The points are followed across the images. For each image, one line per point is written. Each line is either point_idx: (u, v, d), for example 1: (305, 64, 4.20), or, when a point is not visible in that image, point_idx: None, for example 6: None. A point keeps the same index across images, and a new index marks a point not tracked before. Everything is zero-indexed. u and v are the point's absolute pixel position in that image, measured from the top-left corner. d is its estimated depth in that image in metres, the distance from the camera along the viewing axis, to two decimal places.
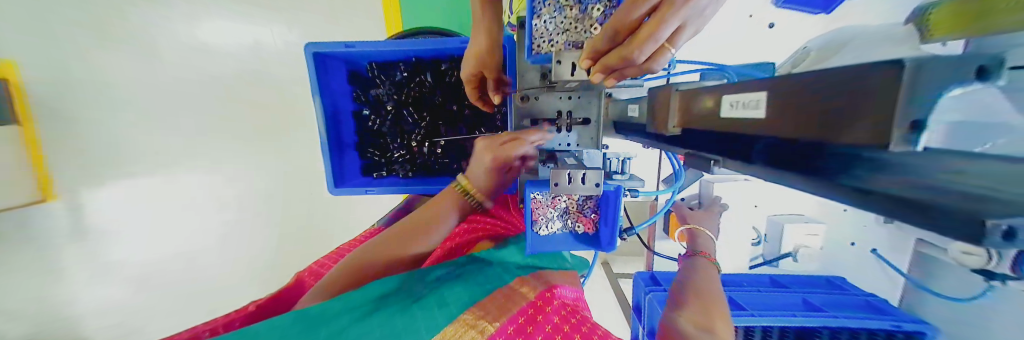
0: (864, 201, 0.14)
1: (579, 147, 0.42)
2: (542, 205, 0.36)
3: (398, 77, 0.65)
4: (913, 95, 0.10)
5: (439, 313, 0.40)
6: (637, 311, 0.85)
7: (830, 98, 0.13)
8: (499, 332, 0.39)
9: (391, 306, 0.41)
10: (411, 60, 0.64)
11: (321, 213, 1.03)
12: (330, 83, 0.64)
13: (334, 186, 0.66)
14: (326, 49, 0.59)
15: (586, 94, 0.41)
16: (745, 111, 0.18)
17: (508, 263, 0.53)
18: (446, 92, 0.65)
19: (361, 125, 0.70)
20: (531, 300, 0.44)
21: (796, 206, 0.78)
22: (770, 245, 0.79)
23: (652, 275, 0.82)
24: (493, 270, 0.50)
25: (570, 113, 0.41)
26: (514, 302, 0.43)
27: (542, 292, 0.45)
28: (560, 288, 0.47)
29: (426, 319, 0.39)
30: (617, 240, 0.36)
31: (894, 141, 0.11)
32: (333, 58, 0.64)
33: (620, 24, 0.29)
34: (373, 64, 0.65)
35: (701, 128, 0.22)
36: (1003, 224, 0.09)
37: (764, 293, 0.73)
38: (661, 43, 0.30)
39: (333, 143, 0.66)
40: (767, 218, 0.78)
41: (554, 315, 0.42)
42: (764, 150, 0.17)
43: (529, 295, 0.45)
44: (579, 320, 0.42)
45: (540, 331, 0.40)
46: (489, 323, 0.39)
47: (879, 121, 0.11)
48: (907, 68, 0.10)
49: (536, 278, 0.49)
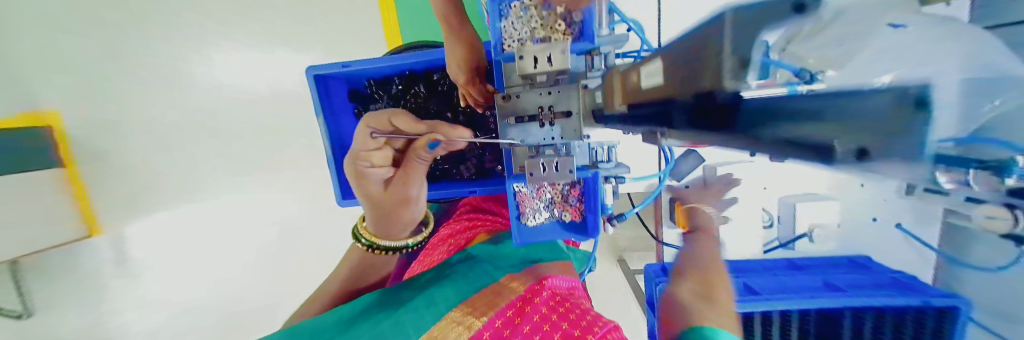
0: (774, 146, 0.13)
1: (565, 140, 0.43)
2: (527, 197, 0.38)
3: (394, 90, 0.69)
4: (739, 39, 0.11)
5: (426, 313, 0.44)
6: (649, 305, 0.83)
7: (693, 55, 0.14)
8: (485, 328, 0.41)
9: (381, 312, 0.46)
10: (405, 73, 0.68)
11: (336, 232, 1.06)
12: (332, 101, 0.68)
13: (342, 198, 0.69)
14: (326, 71, 0.63)
15: (565, 88, 0.41)
16: (653, 78, 0.19)
17: (500, 257, 0.54)
18: (440, 101, 0.67)
19: None
20: (520, 294, 0.45)
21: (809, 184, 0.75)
22: (784, 227, 0.76)
23: (663, 267, 0.81)
24: (482, 267, 0.52)
25: (552, 108, 0.42)
26: (501, 298, 0.45)
27: (530, 286, 0.46)
28: (553, 277, 0.48)
29: (413, 321, 0.43)
30: (603, 225, 0.37)
31: (730, 78, 0.12)
32: (334, 79, 0.68)
33: None
34: (371, 80, 0.70)
35: (636, 102, 0.21)
36: (853, 145, 0.10)
37: (780, 277, 0.71)
38: None
39: (340, 157, 0.69)
40: (779, 200, 0.76)
41: (543, 306, 0.43)
42: (682, 116, 0.16)
43: (519, 290, 0.46)
44: (567, 308, 0.42)
45: (527, 322, 0.41)
46: (476, 319, 0.42)
47: (721, 63, 0.12)
48: (733, 14, 0.12)
49: (528, 273, 0.50)
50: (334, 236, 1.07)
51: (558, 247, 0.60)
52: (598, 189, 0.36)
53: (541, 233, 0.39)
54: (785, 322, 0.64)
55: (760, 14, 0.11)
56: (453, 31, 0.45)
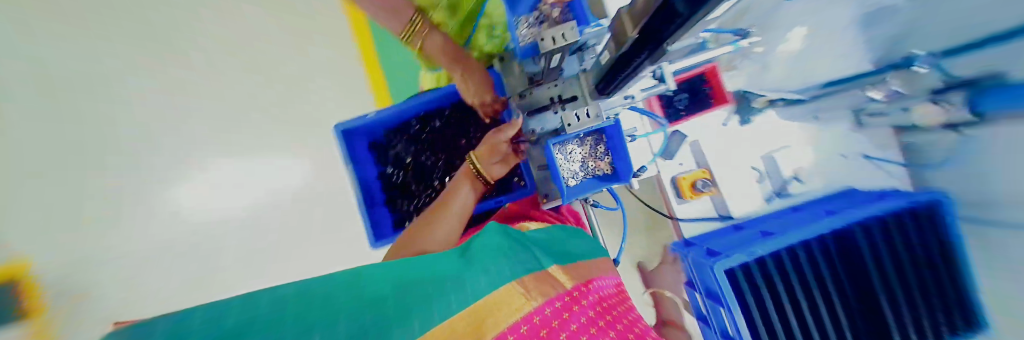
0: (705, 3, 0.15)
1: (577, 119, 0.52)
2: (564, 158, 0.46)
3: (411, 132, 0.77)
4: None
5: (456, 298, 0.35)
6: (688, 283, 0.85)
7: None
8: (535, 313, 0.36)
9: (416, 291, 0.35)
10: (419, 115, 0.77)
11: None
12: (355, 153, 0.74)
13: (375, 240, 0.70)
14: (351, 125, 0.71)
15: (566, 79, 0.52)
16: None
17: (539, 250, 0.53)
18: (454, 132, 0.76)
19: (386, 182, 0.78)
20: (569, 288, 0.43)
21: (784, 137, 0.86)
22: (775, 179, 0.84)
23: (686, 241, 0.85)
24: (526, 253, 0.48)
25: (561, 96, 0.52)
26: (551, 288, 0.41)
27: (579, 285, 0.45)
28: (598, 280, 0.49)
29: (443, 302, 0.34)
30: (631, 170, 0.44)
31: None
32: (356, 133, 0.75)
33: (430, 43, 0.55)
34: (388, 129, 0.78)
35: (648, 22, 0.26)
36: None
37: (789, 217, 0.77)
38: (432, 42, 0.55)
39: (366, 201, 0.72)
40: (762, 157, 0.85)
41: (590, 309, 0.41)
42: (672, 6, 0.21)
43: (568, 285, 0.44)
44: (612, 318, 0.41)
45: (576, 319, 0.38)
46: (526, 303, 0.37)
47: None
48: None
49: (573, 269, 0.50)
50: None
51: (596, 248, 0.63)
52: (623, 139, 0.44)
53: (581, 189, 0.47)
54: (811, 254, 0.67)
55: None
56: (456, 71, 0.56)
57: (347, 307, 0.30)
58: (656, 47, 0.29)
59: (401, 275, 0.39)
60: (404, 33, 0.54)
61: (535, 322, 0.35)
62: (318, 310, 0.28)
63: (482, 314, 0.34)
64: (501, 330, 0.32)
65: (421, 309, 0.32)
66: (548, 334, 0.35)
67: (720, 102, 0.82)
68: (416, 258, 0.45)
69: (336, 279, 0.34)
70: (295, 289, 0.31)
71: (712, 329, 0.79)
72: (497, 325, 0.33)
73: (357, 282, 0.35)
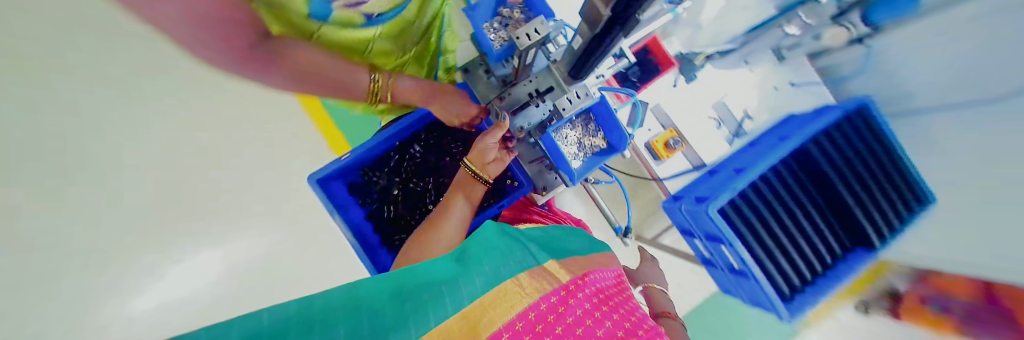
0: None
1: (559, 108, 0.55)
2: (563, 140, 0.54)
3: (391, 164, 0.74)
4: None
5: (449, 300, 0.36)
6: (686, 233, 0.92)
7: None
8: (531, 308, 0.35)
9: (414, 297, 0.37)
10: (395, 144, 0.75)
11: None
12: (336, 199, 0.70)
13: None
14: (325, 171, 0.67)
15: (539, 74, 0.55)
16: None
17: (536, 247, 0.54)
18: (436, 152, 0.75)
19: (376, 222, 0.73)
20: (565, 282, 0.43)
21: (731, 82, 0.93)
22: (729, 121, 0.93)
23: (673, 196, 0.91)
24: (517, 254, 0.49)
25: (538, 90, 0.55)
26: (548, 283, 0.41)
27: (574, 278, 0.44)
28: (595, 272, 0.48)
29: (436, 305, 0.35)
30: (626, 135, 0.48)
31: None
32: (331, 179, 0.71)
33: (400, 91, 0.60)
34: (365, 167, 0.74)
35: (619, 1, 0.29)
36: None
37: (752, 151, 0.86)
38: (401, 88, 0.60)
39: (363, 245, 0.69)
40: (712, 106, 0.94)
41: (586, 302, 0.40)
42: None
43: (563, 279, 0.43)
44: (608, 309, 0.40)
45: (572, 313, 0.37)
46: (522, 300, 0.37)
47: None
48: None
49: (572, 264, 0.50)
50: None
51: (597, 245, 0.63)
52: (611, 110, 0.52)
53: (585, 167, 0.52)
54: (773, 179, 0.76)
55: None
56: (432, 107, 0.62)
57: (348, 315, 0.32)
58: (628, 18, 0.31)
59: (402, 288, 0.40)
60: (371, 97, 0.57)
61: (531, 318, 0.34)
62: (319, 323, 0.29)
63: (480, 312, 0.35)
64: (496, 330, 0.32)
65: (418, 314, 0.33)
66: (543, 330, 0.34)
67: (667, 65, 0.88)
68: (415, 269, 0.47)
69: (337, 296, 0.35)
70: (298, 303, 0.32)
71: (718, 268, 0.88)
72: (494, 322, 0.33)
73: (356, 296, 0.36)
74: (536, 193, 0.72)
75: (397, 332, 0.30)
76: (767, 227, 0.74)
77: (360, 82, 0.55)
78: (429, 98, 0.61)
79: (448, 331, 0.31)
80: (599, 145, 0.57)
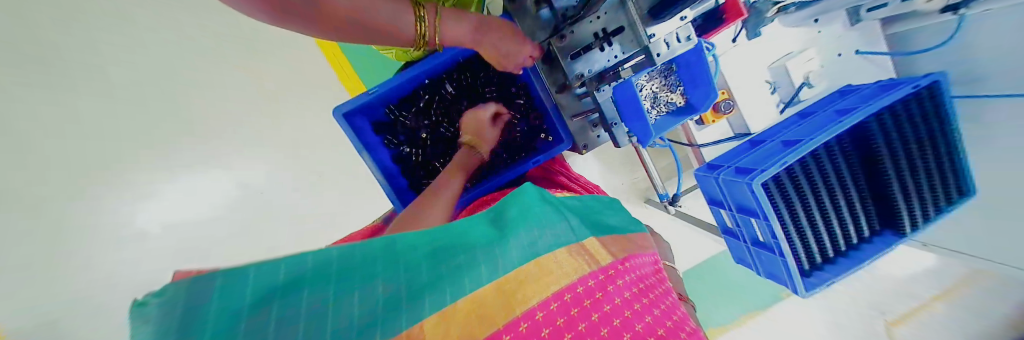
0: None
1: (624, 53, 0.49)
2: (645, 86, 0.53)
3: (421, 103, 0.68)
4: None
5: (484, 269, 0.33)
6: (713, 202, 0.91)
7: None
8: (566, 290, 0.33)
9: (451, 255, 0.35)
10: (425, 82, 0.68)
11: None
12: (365, 139, 0.65)
13: None
14: (352, 106, 0.61)
15: (610, 9, 0.46)
16: None
17: (576, 217, 0.48)
18: (469, 96, 0.69)
19: (403, 162, 0.70)
20: (606, 263, 0.39)
21: (799, 42, 0.84)
22: (784, 89, 0.87)
23: (709, 165, 0.89)
24: (556, 221, 0.43)
25: (605, 30, 0.47)
26: (586, 263, 0.38)
27: (618, 260, 0.40)
28: (637, 258, 0.42)
29: (473, 273, 0.32)
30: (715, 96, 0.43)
31: None
32: (358, 116, 0.65)
33: (450, 33, 0.51)
34: (391, 106, 0.68)
35: None
36: None
37: (805, 123, 0.78)
38: (448, 31, 0.50)
39: (391, 186, 0.66)
40: (769, 69, 0.86)
41: (626, 290, 0.36)
42: None
43: (605, 260, 0.39)
44: (649, 301, 0.36)
45: (609, 300, 0.34)
46: (560, 281, 0.34)
47: None
48: None
49: (611, 242, 0.45)
50: None
51: (632, 220, 0.55)
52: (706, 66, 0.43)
53: (660, 126, 0.51)
54: (815, 159, 0.71)
55: None
56: (485, 54, 0.54)
57: (390, 272, 0.30)
58: None
59: (438, 239, 0.37)
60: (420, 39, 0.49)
61: (568, 300, 0.32)
62: (361, 271, 0.29)
63: (514, 288, 0.32)
64: (521, 313, 0.30)
65: (449, 284, 0.31)
66: (577, 314, 0.32)
67: (733, 18, 0.69)
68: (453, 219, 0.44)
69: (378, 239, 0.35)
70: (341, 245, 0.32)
71: (738, 239, 0.89)
72: (527, 300, 0.31)
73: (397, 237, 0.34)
74: (575, 151, 0.67)
75: (426, 303, 0.29)
76: (798, 209, 0.71)
77: (406, 26, 0.47)
78: (483, 32, 0.51)
79: (471, 310, 0.30)
80: (676, 103, 0.52)
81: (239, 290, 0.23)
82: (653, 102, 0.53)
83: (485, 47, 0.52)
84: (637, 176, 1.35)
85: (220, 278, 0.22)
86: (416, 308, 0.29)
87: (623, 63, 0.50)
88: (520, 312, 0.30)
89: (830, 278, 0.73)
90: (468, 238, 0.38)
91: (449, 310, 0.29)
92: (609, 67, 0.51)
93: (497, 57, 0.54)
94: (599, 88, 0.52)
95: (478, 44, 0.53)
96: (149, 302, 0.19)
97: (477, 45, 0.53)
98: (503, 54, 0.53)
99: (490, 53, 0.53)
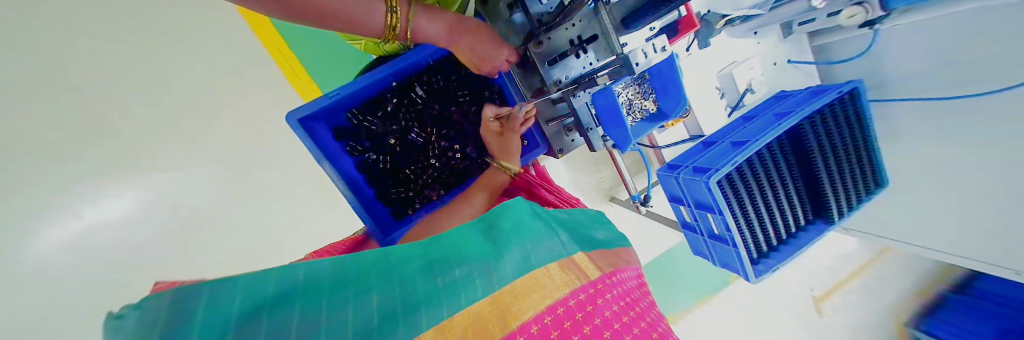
0: None
1: (599, 60, 0.49)
2: (622, 94, 0.55)
3: (389, 106, 0.63)
4: None
5: (478, 284, 0.33)
6: (673, 199, 0.97)
7: None
8: (557, 304, 0.33)
9: (444, 268, 0.35)
10: (393, 85, 0.63)
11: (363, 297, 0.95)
12: (325, 145, 0.59)
13: (382, 238, 0.61)
14: (309, 109, 0.55)
15: (583, 17, 0.46)
16: None
17: (565, 232, 0.48)
18: (441, 100, 0.65)
19: (370, 171, 0.65)
20: (594, 277, 0.39)
21: (742, 52, 0.92)
22: (731, 95, 0.95)
23: (670, 164, 0.94)
24: (543, 234, 0.44)
25: (580, 38, 0.48)
26: (574, 276, 0.38)
27: (604, 275, 0.40)
28: (621, 273, 0.43)
29: (466, 289, 0.32)
30: (682, 108, 0.49)
31: None
32: (315, 119, 0.59)
33: (424, 26, 0.47)
34: (353, 109, 0.63)
35: None
36: None
37: (751, 124, 0.86)
38: (422, 24, 0.46)
39: (357, 198, 0.61)
40: (718, 76, 0.94)
41: (614, 304, 0.36)
42: None
43: (592, 273, 0.40)
44: (638, 315, 0.36)
45: (600, 314, 0.34)
46: (552, 294, 0.34)
47: None
48: None
49: (599, 257, 0.45)
50: None
51: (619, 236, 0.55)
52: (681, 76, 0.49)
53: (636, 132, 0.54)
54: (760, 158, 0.79)
55: None
56: (463, 54, 0.51)
57: (383, 287, 0.31)
58: None
59: (433, 253, 0.38)
60: (390, 33, 0.44)
61: (560, 313, 0.32)
62: (353, 288, 0.30)
63: (509, 302, 0.32)
64: (517, 327, 0.30)
65: (445, 298, 0.31)
66: (571, 327, 0.31)
67: (686, 29, 0.72)
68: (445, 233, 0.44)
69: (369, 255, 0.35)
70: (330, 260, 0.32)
71: (696, 232, 0.95)
72: (521, 313, 0.31)
73: (389, 254, 0.36)
74: (550, 155, 0.68)
75: (423, 317, 0.29)
76: (746, 203, 0.78)
77: (376, 19, 0.42)
78: (458, 33, 0.49)
79: (471, 327, 0.29)
80: (649, 110, 0.56)
81: (222, 304, 0.24)
82: (629, 109, 0.55)
83: (466, 44, 0.50)
84: (601, 176, 1.40)
85: (208, 289, 0.24)
86: (412, 323, 0.28)
87: (597, 70, 0.51)
88: (515, 326, 0.30)
89: (774, 264, 0.81)
90: (462, 253, 0.38)
91: (447, 325, 0.29)
92: (584, 73, 0.51)
93: (477, 55, 0.51)
94: (576, 94, 0.53)
95: (456, 42, 0.50)
96: (128, 313, 0.20)
97: (454, 46, 0.51)
98: (483, 56, 0.51)
99: (468, 53, 0.51)
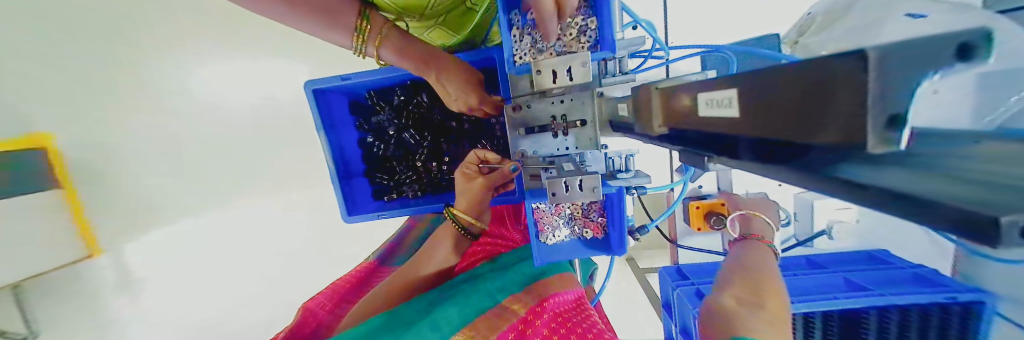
0: (859, 201, 0.11)
1: (579, 149, 0.41)
2: (546, 214, 0.41)
3: (396, 102, 0.65)
4: (881, 93, 0.08)
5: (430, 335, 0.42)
6: (666, 307, 0.75)
7: (809, 83, 0.10)
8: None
9: (396, 327, 0.45)
10: (408, 83, 0.64)
11: (323, 242, 0.99)
12: (332, 116, 0.65)
13: (348, 215, 0.67)
14: (326, 85, 0.60)
15: (578, 95, 0.38)
16: (718, 110, 0.15)
17: (503, 274, 0.50)
18: (444, 110, 0.65)
19: (366, 150, 0.70)
20: (521, 315, 0.43)
21: None
22: (801, 225, 0.73)
23: (679, 269, 0.73)
24: (475, 289, 0.48)
25: (565, 117, 0.39)
26: (501, 319, 0.43)
27: (532, 306, 0.44)
28: (557, 295, 0.45)
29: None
30: (626, 243, 0.40)
31: (873, 142, 0.08)
32: (334, 92, 0.64)
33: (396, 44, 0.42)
34: (372, 91, 0.66)
35: (683, 129, 0.19)
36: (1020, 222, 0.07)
37: (803, 276, 0.65)
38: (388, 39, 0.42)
39: (342, 172, 0.67)
40: (794, 197, 0.73)
41: (544, 328, 0.41)
42: (748, 147, 0.15)
43: (519, 310, 0.44)
44: (574, 324, 0.41)
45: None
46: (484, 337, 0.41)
47: (846, 127, 0.09)
48: (872, 60, 0.08)
49: (530, 292, 0.47)
50: (326, 245, 0.99)
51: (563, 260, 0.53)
52: (621, 204, 0.39)
53: (560, 251, 0.43)
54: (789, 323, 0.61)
55: (912, 61, 0.07)
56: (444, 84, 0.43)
57: None
58: (679, 151, 0.21)
59: (390, 317, 0.46)
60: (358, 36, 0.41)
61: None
62: None
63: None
64: None
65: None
66: None
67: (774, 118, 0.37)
68: (405, 292, 0.51)
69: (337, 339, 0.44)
70: None
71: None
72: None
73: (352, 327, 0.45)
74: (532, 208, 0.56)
75: None
76: None
77: (345, 22, 0.41)
78: (437, 60, 0.42)
79: None
80: (591, 234, 0.42)
81: None
82: (566, 222, 0.42)
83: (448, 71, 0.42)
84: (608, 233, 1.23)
85: None
86: None
87: (574, 157, 0.44)
88: None
89: None
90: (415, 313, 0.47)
91: None
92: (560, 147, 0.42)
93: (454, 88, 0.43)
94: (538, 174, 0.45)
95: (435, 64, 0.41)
96: None
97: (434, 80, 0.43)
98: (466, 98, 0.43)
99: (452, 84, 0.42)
